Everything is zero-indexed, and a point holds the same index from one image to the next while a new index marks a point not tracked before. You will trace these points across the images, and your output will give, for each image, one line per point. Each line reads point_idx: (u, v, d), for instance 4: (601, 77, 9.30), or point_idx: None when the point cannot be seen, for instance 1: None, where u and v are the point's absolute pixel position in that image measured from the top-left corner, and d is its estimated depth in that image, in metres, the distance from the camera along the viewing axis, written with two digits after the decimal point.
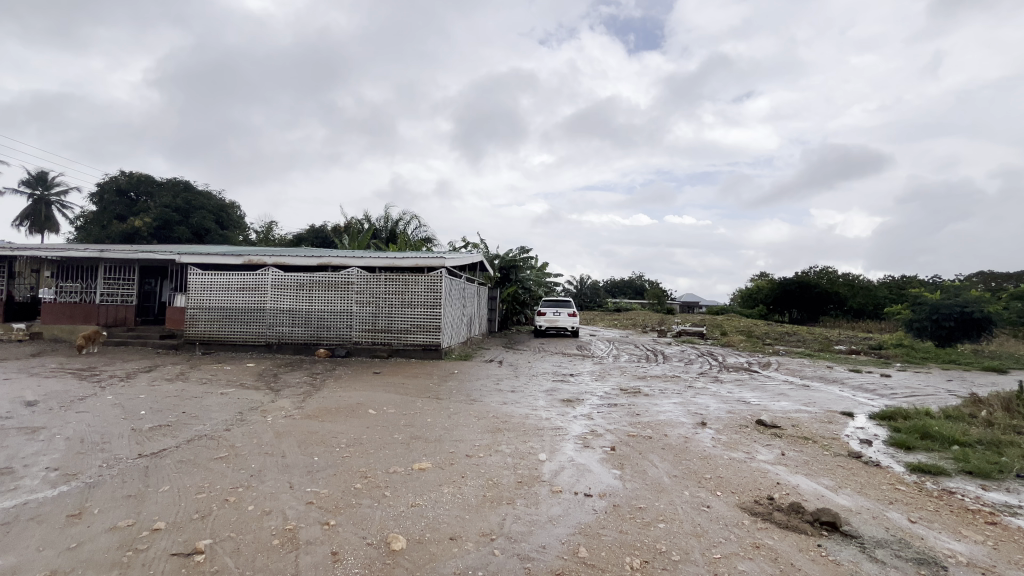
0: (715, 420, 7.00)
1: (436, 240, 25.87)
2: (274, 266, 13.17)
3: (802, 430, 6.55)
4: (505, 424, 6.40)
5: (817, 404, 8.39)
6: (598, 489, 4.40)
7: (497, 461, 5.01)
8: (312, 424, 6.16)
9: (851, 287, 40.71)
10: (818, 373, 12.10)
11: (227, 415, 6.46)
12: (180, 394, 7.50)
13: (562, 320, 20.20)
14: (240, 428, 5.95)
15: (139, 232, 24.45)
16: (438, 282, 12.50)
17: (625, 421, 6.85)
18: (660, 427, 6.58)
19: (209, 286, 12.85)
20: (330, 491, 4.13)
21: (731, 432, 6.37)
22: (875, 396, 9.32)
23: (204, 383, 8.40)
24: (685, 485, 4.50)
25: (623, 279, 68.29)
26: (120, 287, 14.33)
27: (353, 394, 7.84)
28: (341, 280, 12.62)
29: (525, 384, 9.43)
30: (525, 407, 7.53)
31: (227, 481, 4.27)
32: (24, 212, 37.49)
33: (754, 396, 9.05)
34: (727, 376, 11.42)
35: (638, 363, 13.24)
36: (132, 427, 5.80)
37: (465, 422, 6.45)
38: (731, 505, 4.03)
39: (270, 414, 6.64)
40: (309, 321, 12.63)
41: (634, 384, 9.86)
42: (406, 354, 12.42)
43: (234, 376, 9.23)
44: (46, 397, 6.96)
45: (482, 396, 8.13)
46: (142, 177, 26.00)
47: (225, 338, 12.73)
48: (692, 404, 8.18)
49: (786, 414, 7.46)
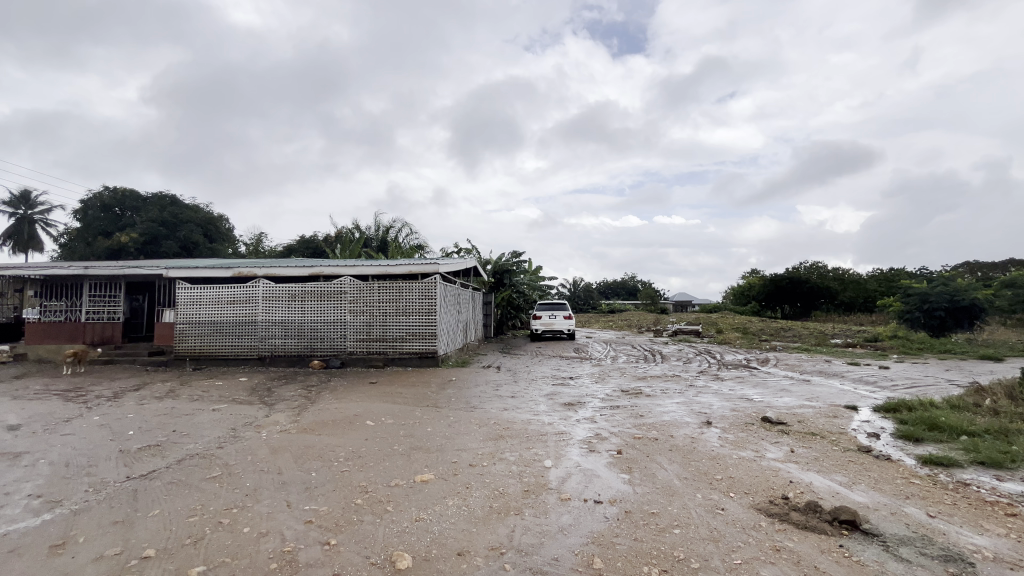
0: (720, 419, 6.89)
1: (429, 247, 25.72)
2: (265, 277, 12.93)
3: (808, 425, 6.46)
4: (508, 431, 6.26)
5: (820, 399, 8.32)
6: (608, 495, 4.25)
7: (502, 469, 4.87)
8: (308, 437, 5.98)
9: (840, 281, 41.24)
10: (817, 367, 12.06)
11: (219, 433, 6.24)
12: (170, 412, 7.25)
13: (558, 324, 20.14)
14: (233, 445, 5.75)
15: (124, 248, 23.98)
16: (433, 288, 12.34)
17: (628, 423, 6.72)
18: (665, 427, 6.45)
19: (198, 300, 12.58)
20: (329, 508, 3.95)
21: (737, 431, 6.26)
22: (877, 388, 9.26)
23: (195, 400, 8.17)
24: (697, 487, 4.39)
25: (617, 280, 68.31)
26: (106, 305, 14.01)
27: (349, 405, 7.64)
28: (333, 289, 12.42)
29: (524, 388, 9.28)
30: (527, 412, 7.39)
31: (221, 503, 4.08)
32: (7, 233, 36.87)
33: (757, 393, 8.96)
34: (727, 374, 11.36)
35: (637, 364, 13.18)
36: (119, 449, 5.56)
37: (466, 431, 6.29)
38: (745, 506, 3.93)
39: (265, 429, 6.43)
40: (302, 332, 12.41)
41: (634, 385, 9.73)
42: (402, 363, 12.22)
43: (227, 391, 8.98)
44: (29, 420, 6.70)
45: (482, 403, 7.96)
46: (127, 193, 25.59)
47: (217, 353, 12.46)
48: (694, 403, 8.07)
49: (790, 410, 7.36)
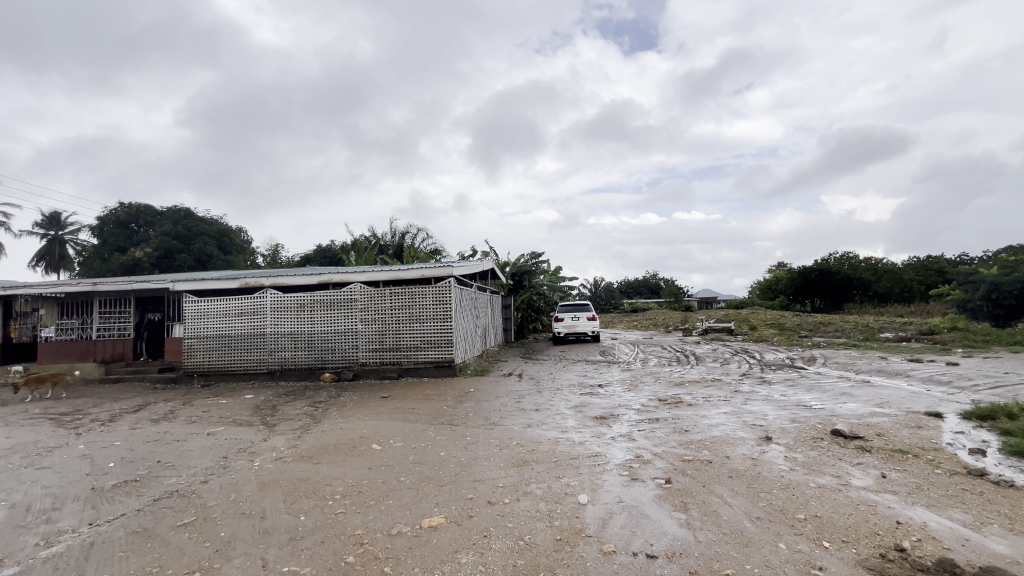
0: (781, 433, 5.88)
1: (445, 251, 25.11)
2: (273, 287, 12.38)
3: (892, 440, 5.41)
4: (533, 454, 5.39)
5: (894, 404, 7.19)
6: (662, 546, 3.35)
7: (527, 509, 4.00)
8: (305, 467, 5.23)
9: (873, 272, 39.17)
10: (875, 366, 10.83)
11: (208, 463, 5.54)
12: (161, 437, 6.61)
13: (581, 325, 19.16)
14: (220, 479, 5.03)
15: (139, 263, 24.00)
16: (447, 292, 11.58)
17: (673, 441, 5.77)
18: (717, 446, 5.48)
19: (206, 313, 12.09)
20: (313, 570, 3.17)
21: (805, 449, 5.24)
22: (955, 390, 8.05)
23: (192, 422, 7.54)
24: (775, 531, 3.45)
25: (639, 278, 66.67)
26: (116, 321, 13.70)
27: (355, 426, 6.87)
28: (343, 297, 11.77)
29: (549, 400, 8.38)
30: (554, 429, 6.50)
31: (184, 563, 3.33)
32: (39, 253, 37.90)
33: (815, 398, 7.86)
34: (774, 376, 10.26)
35: (671, 367, 12.14)
36: (92, 487, 4.90)
37: (484, 455, 5.45)
38: (849, 564, 2.98)
39: (259, 457, 5.71)
40: (313, 344, 11.79)
41: (671, 392, 8.72)
42: (417, 373, 11.48)
43: (228, 411, 8.35)
44: (9, 451, 6.15)
45: (503, 419, 7.09)
46: (142, 208, 25.69)
47: (225, 368, 11.94)
48: (745, 412, 7.04)
49: (862, 420, 6.29)
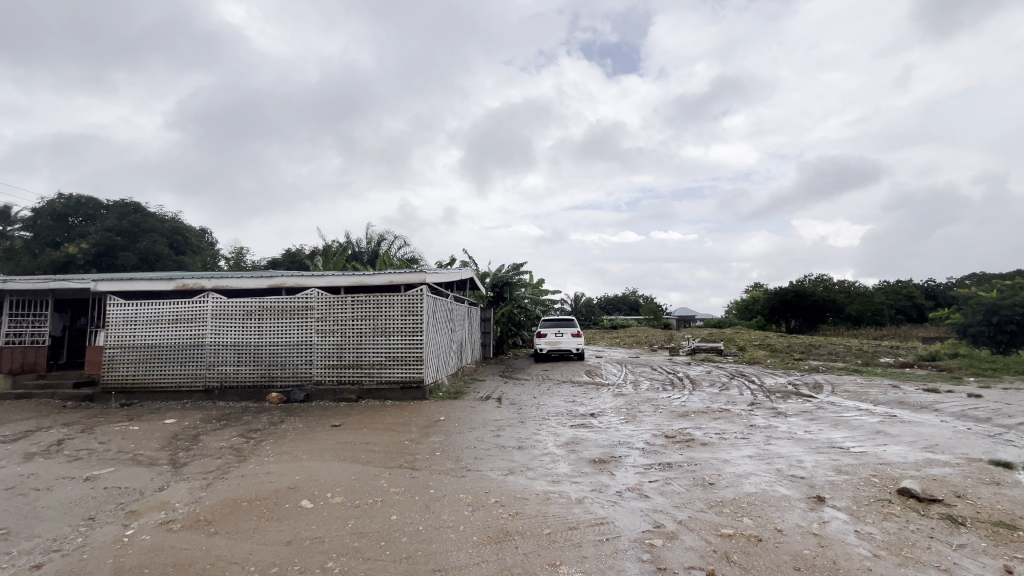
0: (835, 491, 4.60)
1: (422, 260, 23.63)
2: (215, 291, 10.69)
3: (981, 505, 4.19)
4: (518, 522, 3.96)
5: (946, 448, 6.03)
6: None
7: None
8: (195, 541, 3.67)
9: (848, 293, 39.10)
10: (892, 396, 9.77)
11: (61, 531, 3.92)
12: (18, 484, 4.92)
13: (565, 342, 17.84)
14: (61, 563, 3.43)
15: (73, 261, 21.85)
16: (419, 302, 10.11)
17: (700, 501, 4.42)
18: (762, 511, 4.14)
19: (134, 319, 10.33)
20: None
21: (876, 519, 3.96)
22: (1001, 429, 6.96)
23: (76, 459, 5.84)
24: None
25: (617, 295, 66.11)
26: (28, 327, 11.67)
27: (287, 469, 5.30)
28: (298, 305, 10.20)
29: (533, 433, 6.98)
30: (543, 478, 5.08)
31: None
32: None
33: (847, 438, 6.62)
34: (786, 406, 9.10)
35: (667, 393, 10.89)
36: None
37: (452, 522, 3.98)
38: None
39: (138, 520, 4.11)
40: (259, 358, 10.16)
41: (677, 426, 7.41)
42: (381, 396, 9.94)
43: (132, 442, 6.67)
44: None
45: (478, 462, 5.63)
46: (83, 200, 23.57)
47: (154, 385, 10.18)
48: (775, 456, 5.77)
49: (923, 471, 5.07)
